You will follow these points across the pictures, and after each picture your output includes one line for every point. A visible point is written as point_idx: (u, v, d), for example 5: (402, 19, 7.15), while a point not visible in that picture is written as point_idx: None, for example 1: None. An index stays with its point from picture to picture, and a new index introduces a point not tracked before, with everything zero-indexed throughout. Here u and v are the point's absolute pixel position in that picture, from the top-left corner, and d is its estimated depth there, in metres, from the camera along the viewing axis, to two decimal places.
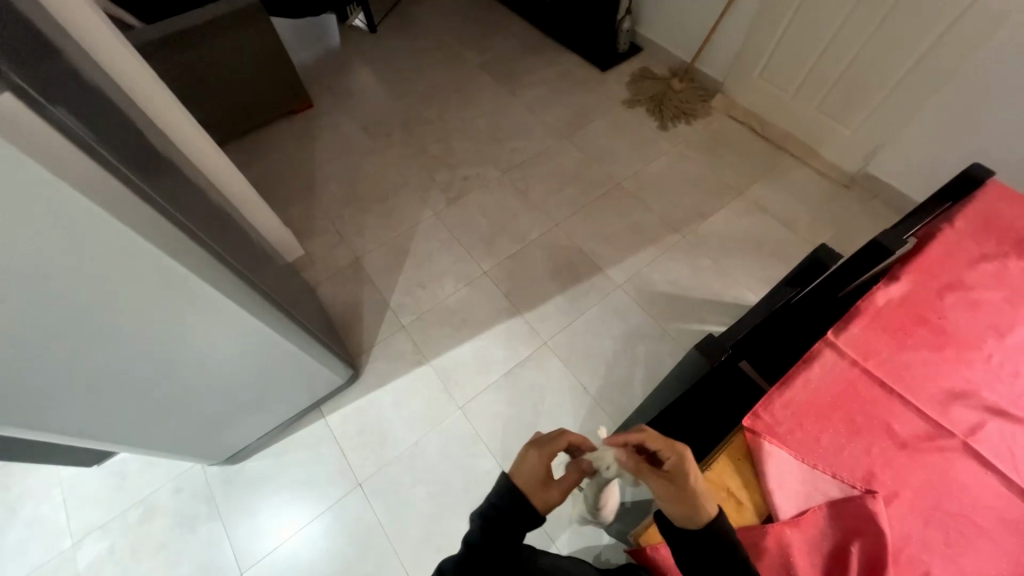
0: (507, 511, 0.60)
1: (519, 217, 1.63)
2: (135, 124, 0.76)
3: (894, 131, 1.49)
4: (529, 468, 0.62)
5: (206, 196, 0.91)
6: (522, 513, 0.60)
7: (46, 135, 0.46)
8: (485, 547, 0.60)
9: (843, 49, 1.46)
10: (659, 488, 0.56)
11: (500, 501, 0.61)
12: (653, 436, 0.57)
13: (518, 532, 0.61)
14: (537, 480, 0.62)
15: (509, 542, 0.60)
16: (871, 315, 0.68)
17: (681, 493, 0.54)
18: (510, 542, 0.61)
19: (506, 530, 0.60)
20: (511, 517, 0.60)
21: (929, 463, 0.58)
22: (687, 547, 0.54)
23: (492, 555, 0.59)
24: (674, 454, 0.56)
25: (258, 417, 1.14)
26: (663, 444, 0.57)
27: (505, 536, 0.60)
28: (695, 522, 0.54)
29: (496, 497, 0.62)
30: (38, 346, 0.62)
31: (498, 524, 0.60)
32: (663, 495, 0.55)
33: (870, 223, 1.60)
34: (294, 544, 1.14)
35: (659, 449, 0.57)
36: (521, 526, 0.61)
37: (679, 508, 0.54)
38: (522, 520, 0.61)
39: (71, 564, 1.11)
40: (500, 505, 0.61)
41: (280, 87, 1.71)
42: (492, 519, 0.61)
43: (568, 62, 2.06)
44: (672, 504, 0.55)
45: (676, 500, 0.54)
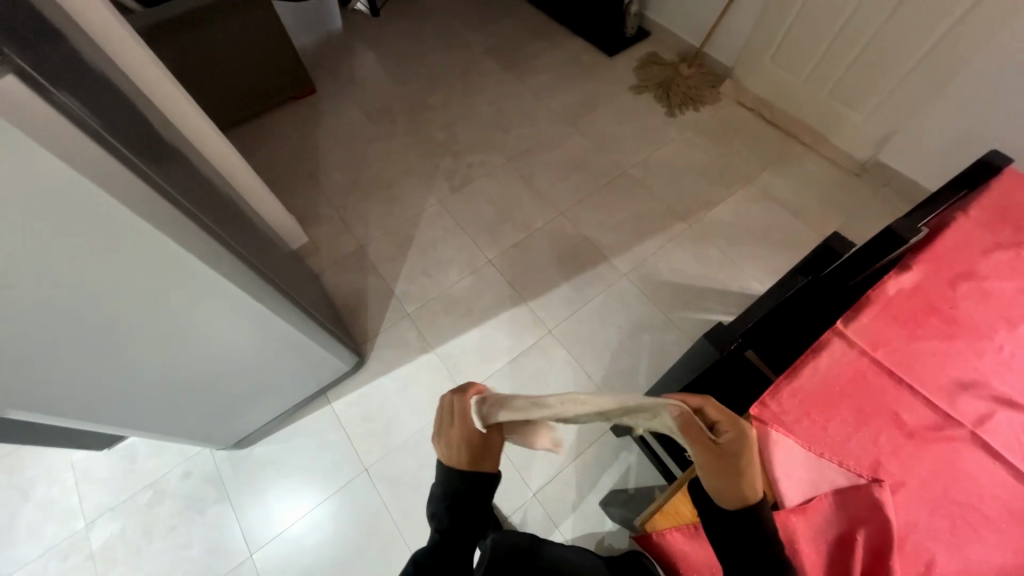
0: (465, 487, 0.61)
1: (523, 205, 1.62)
2: (136, 109, 0.75)
3: (906, 119, 1.47)
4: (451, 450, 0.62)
5: (210, 183, 0.91)
6: (480, 479, 0.62)
7: (50, 119, 0.46)
8: (456, 522, 0.61)
9: (857, 34, 1.42)
10: (709, 462, 0.51)
11: (456, 485, 0.61)
12: (712, 405, 0.53)
13: (484, 496, 0.63)
14: (463, 455, 0.61)
15: (479, 508, 0.63)
16: (880, 305, 0.67)
17: (729, 468, 0.51)
18: (478, 508, 0.62)
19: (471, 500, 0.62)
20: (471, 490, 0.61)
21: (936, 453, 0.58)
22: (723, 527, 0.54)
23: (464, 524, 0.62)
24: (732, 429, 0.52)
25: (266, 403, 1.15)
26: (724, 417, 0.53)
27: (472, 510, 0.62)
28: (738, 502, 0.53)
29: (447, 483, 0.62)
30: (42, 329, 0.62)
31: (461, 501, 0.61)
32: (713, 466, 0.52)
33: (879, 213, 1.58)
34: (302, 527, 1.15)
35: (718, 422, 0.53)
36: (480, 490, 0.62)
37: (725, 484, 0.52)
38: (482, 487, 0.62)
39: (85, 545, 1.13)
40: (457, 485, 0.61)
41: (282, 71, 1.68)
42: (453, 500, 0.61)
43: (574, 47, 2.02)
44: (713, 479, 0.52)
45: (722, 475, 0.51)
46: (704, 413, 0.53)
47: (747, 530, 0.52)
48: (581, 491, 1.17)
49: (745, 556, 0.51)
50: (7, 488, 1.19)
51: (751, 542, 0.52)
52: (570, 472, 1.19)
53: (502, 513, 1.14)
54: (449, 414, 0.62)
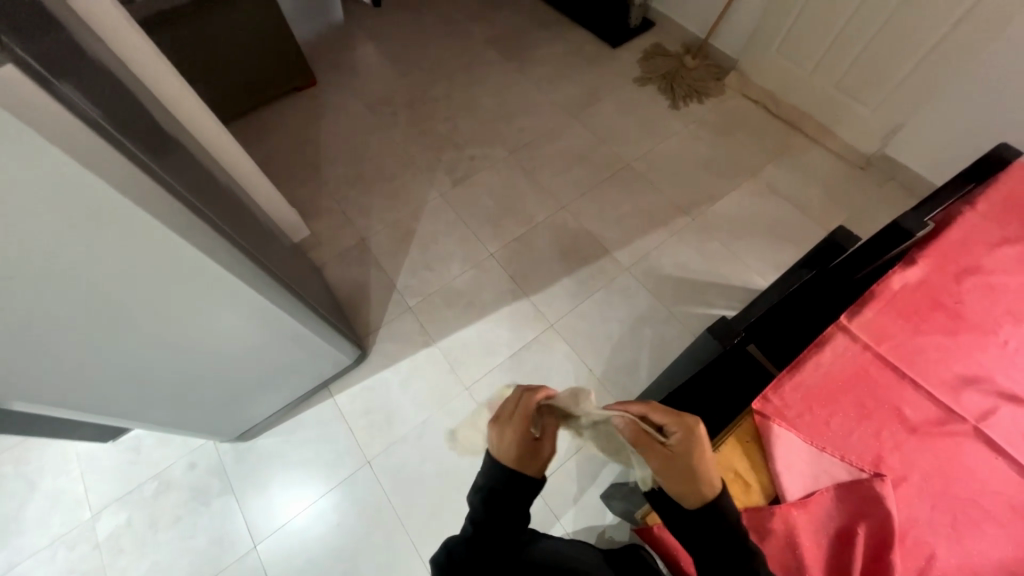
0: (507, 489, 0.63)
1: (525, 199, 1.61)
2: (137, 101, 0.74)
3: (913, 110, 1.44)
4: (507, 446, 0.62)
5: (212, 176, 0.91)
6: (520, 484, 0.63)
7: (52, 111, 0.45)
8: (490, 521, 0.63)
9: (864, 26, 1.41)
10: (659, 463, 0.55)
11: (498, 483, 0.63)
12: (655, 410, 0.57)
13: (520, 502, 0.64)
14: (518, 453, 0.62)
15: (513, 513, 0.64)
16: (885, 299, 0.66)
17: (681, 468, 0.54)
18: (513, 513, 0.64)
19: (508, 503, 0.63)
20: (511, 493, 0.63)
21: (939, 448, 0.58)
22: (688, 523, 0.55)
23: (497, 527, 0.63)
24: (678, 429, 0.55)
25: (269, 395, 1.16)
26: (670, 419, 0.56)
27: (509, 509, 0.63)
28: (697, 501, 0.54)
29: (491, 478, 0.64)
30: (47, 322, 0.62)
31: (500, 501, 0.63)
32: (664, 467, 0.55)
33: (884, 207, 1.57)
34: (305, 518, 1.17)
35: (665, 424, 0.56)
36: (519, 496, 0.64)
37: (681, 485, 0.54)
38: (521, 491, 0.63)
39: (92, 534, 1.15)
40: (500, 484, 0.63)
41: (283, 63, 1.67)
42: (494, 497, 0.63)
43: (577, 38, 2.00)
44: (672, 482, 0.55)
45: (677, 476, 0.54)
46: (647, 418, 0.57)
47: (711, 525, 0.53)
48: (581, 484, 1.17)
49: (716, 551, 0.52)
50: (14, 478, 1.20)
51: (720, 538, 0.53)
52: (571, 465, 1.19)
53: None
54: (512, 405, 0.64)
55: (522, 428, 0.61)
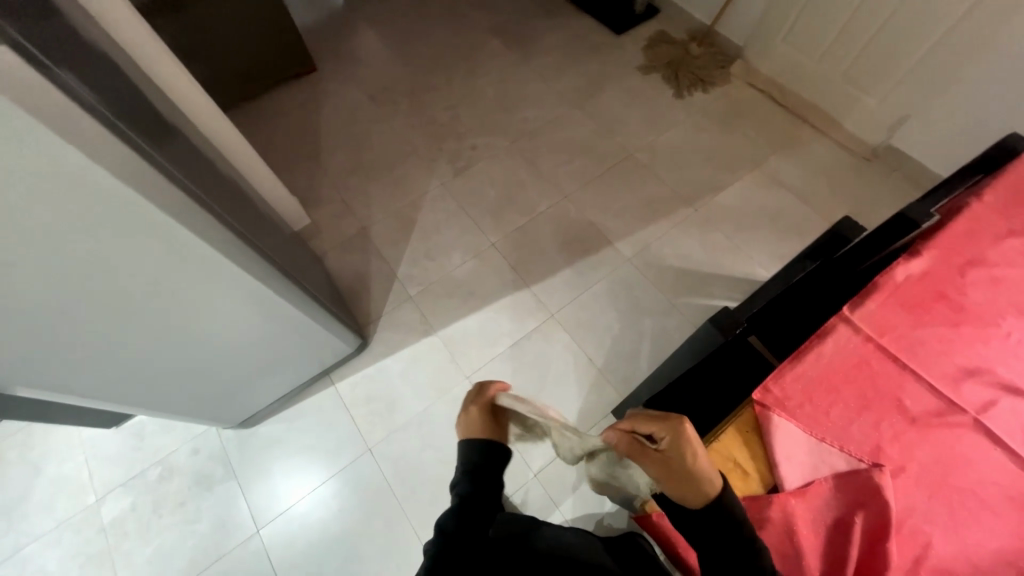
0: (488, 460, 0.65)
1: (527, 189, 1.60)
2: (136, 87, 0.73)
3: (922, 100, 1.42)
4: (472, 421, 0.67)
5: (212, 164, 0.90)
6: (499, 454, 0.66)
7: (50, 96, 0.45)
8: (478, 497, 0.63)
9: (873, 13, 1.38)
10: (657, 470, 0.54)
11: (479, 456, 0.65)
12: (641, 420, 0.55)
13: (496, 472, 0.65)
14: (487, 423, 0.67)
15: (492, 484, 0.65)
16: (889, 291, 0.66)
17: (678, 472, 0.52)
18: (492, 484, 0.64)
19: (492, 475, 0.65)
20: (493, 465, 0.65)
21: (938, 440, 0.58)
22: (693, 522, 0.55)
23: (485, 503, 0.63)
24: (667, 434, 0.53)
25: (270, 383, 1.16)
26: (657, 426, 0.54)
27: (488, 480, 0.64)
28: (704, 499, 0.53)
29: (472, 456, 0.65)
30: (49, 308, 0.62)
31: (484, 474, 0.64)
32: (662, 474, 0.53)
33: (889, 199, 1.56)
34: (306, 504, 1.18)
35: (653, 432, 0.54)
36: (500, 468, 0.66)
37: (684, 489, 0.53)
38: (495, 460, 0.65)
39: (97, 518, 1.16)
40: (482, 457, 0.64)
41: (282, 49, 1.65)
42: (478, 472, 0.64)
43: (581, 25, 1.97)
44: (678, 489, 0.54)
45: (676, 481, 0.53)
46: (635, 431, 0.55)
47: (718, 526, 0.52)
48: (581, 473, 1.18)
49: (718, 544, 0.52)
50: (19, 462, 1.21)
51: (723, 530, 0.52)
52: None
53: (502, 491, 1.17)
54: (473, 396, 0.70)
55: (482, 409, 0.67)
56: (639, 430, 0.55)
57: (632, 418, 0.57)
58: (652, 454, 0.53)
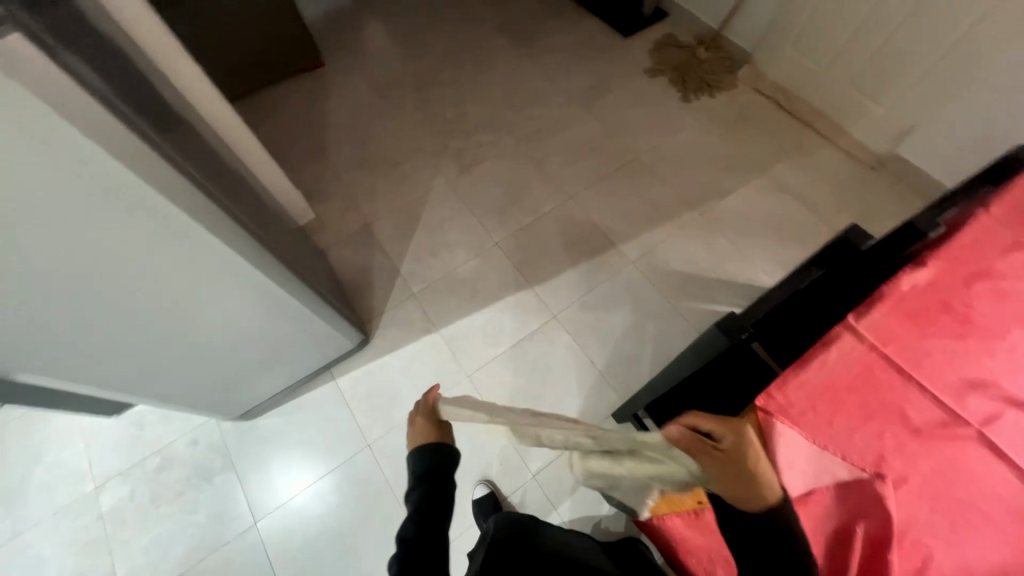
0: (441, 462, 0.63)
1: (532, 189, 1.60)
2: (144, 76, 0.73)
3: (930, 109, 1.42)
4: (417, 432, 0.66)
5: (217, 154, 0.90)
6: (448, 459, 0.64)
7: (58, 82, 0.45)
8: (434, 502, 0.61)
9: (883, 21, 1.37)
10: (715, 472, 0.48)
11: (430, 462, 0.63)
12: (702, 416, 0.50)
13: (447, 473, 0.64)
14: (434, 428, 0.67)
15: (445, 487, 0.63)
16: (894, 300, 0.66)
17: (740, 473, 0.49)
18: (444, 486, 0.63)
19: (443, 481, 0.63)
20: (446, 468, 0.64)
21: (941, 451, 0.58)
22: (744, 526, 0.51)
23: (442, 506, 0.62)
24: (732, 433, 0.49)
25: (270, 376, 1.16)
26: (719, 424, 0.50)
27: (438, 484, 0.62)
28: (759, 505, 0.50)
29: (423, 462, 0.63)
30: (53, 295, 0.62)
31: (438, 479, 0.63)
32: (723, 476, 0.48)
33: (895, 209, 1.55)
34: (303, 498, 1.18)
35: (714, 430, 0.50)
36: (452, 470, 0.65)
37: (740, 492, 0.49)
38: (444, 463, 0.64)
39: (95, 506, 1.16)
40: (433, 462, 0.63)
41: (290, 42, 1.65)
42: (431, 476, 0.62)
43: (590, 25, 1.97)
44: (737, 491, 0.49)
45: (737, 483, 0.49)
46: (697, 427, 0.50)
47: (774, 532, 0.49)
48: None
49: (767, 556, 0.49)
50: (18, 448, 1.22)
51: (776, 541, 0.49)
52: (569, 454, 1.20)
53: (500, 490, 1.17)
54: (416, 410, 0.70)
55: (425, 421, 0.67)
56: (698, 427, 0.50)
57: (688, 414, 0.51)
58: (717, 453, 0.48)
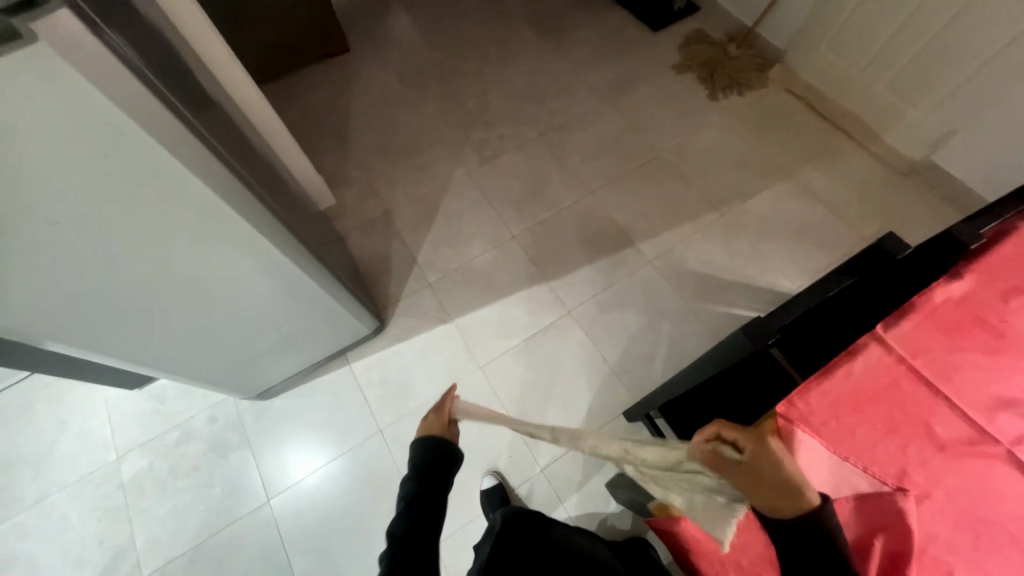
0: (439, 460, 0.63)
1: (552, 183, 1.58)
2: (179, 57, 0.74)
3: (970, 116, 1.36)
4: (426, 426, 0.66)
5: (245, 137, 0.91)
6: (447, 457, 0.64)
7: (101, 59, 0.46)
8: (426, 497, 0.61)
9: (925, 22, 1.32)
10: (741, 482, 0.48)
11: (428, 459, 0.62)
12: (727, 426, 0.49)
13: (443, 473, 0.63)
14: (439, 425, 0.66)
15: (440, 486, 0.63)
16: (925, 312, 0.64)
17: (771, 483, 0.47)
18: (439, 485, 0.63)
19: (439, 479, 0.63)
20: (443, 465, 0.63)
21: (966, 469, 0.57)
22: (784, 534, 0.49)
23: (434, 501, 0.62)
24: (753, 443, 0.48)
25: (287, 358, 1.18)
26: (740, 434, 0.48)
27: (433, 482, 0.62)
28: (795, 510, 0.48)
29: (421, 455, 0.63)
30: (87, 268, 0.64)
31: (433, 474, 0.62)
32: (752, 486, 0.48)
33: (925, 218, 1.50)
34: (314, 479, 1.20)
35: (737, 440, 0.48)
36: (450, 467, 0.64)
37: (775, 501, 0.48)
38: (443, 462, 0.63)
39: (117, 475, 1.20)
40: (431, 457, 0.63)
41: (317, 27, 1.66)
42: (427, 471, 0.62)
43: (618, 19, 1.93)
44: (768, 501, 0.48)
45: (768, 492, 0.47)
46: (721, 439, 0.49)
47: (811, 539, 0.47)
48: (588, 471, 1.18)
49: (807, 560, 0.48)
50: (46, 416, 1.26)
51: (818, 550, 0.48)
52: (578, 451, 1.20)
53: (508, 482, 1.18)
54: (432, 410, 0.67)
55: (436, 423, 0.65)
56: (723, 437, 0.49)
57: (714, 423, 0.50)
58: (740, 465, 0.47)
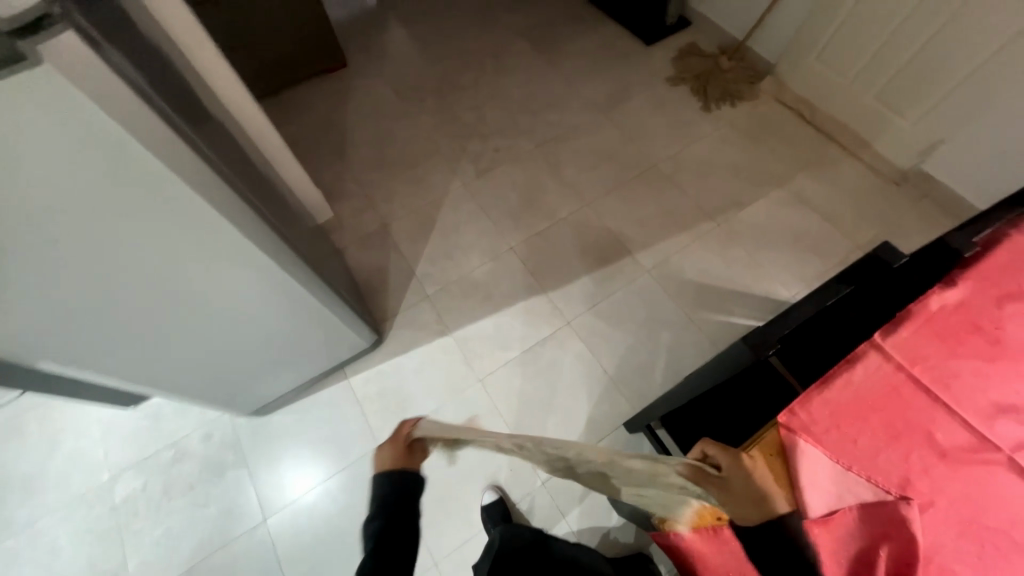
0: (403, 492, 0.58)
1: (549, 194, 1.60)
2: (180, 75, 0.75)
3: (957, 124, 1.39)
4: (382, 458, 0.61)
5: (244, 153, 0.91)
6: (412, 487, 0.59)
7: (104, 80, 0.46)
8: (393, 532, 0.56)
9: (911, 35, 1.36)
10: (719, 492, 0.57)
11: (392, 491, 0.58)
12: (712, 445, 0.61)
13: (409, 504, 0.59)
14: (401, 454, 0.61)
15: (407, 518, 0.58)
16: (922, 319, 0.65)
17: (742, 493, 0.56)
18: (406, 516, 0.58)
19: (406, 511, 0.58)
20: (409, 495, 0.59)
21: (969, 476, 0.57)
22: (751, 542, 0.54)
23: (403, 535, 0.57)
24: (729, 460, 0.58)
25: (284, 374, 1.17)
26: (721, 452, 0.60)
27: (399, 515, 0.57)
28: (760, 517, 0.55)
29: (382, 487, 0.58)
30: (86, 286, 0.64)
31: (398, 507, 0.58)
32: (727, 497, 0.57)
33: (918, 225, 1.52)
34: (311, 497, 1.18)
35: (717, 458, 0.59)
36: (415, 497, 0.59)
37: (745, 508, 0.55)
38: (408, 492, 0.59)
39: (110, 496, 1.18)
40: (394, 489, 0.58)
41: (315, 44, 1.68)
42: (390, 505, 0.57)
43: (611, 33, 1.97)
44: (738, 509, 0.55)
45: (739, 501, 0.56)
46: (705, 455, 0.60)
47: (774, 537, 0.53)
48: None
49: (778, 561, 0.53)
50: (39, 436, 1.24)
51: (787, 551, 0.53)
52: None
53: (509, 496, 1.16)
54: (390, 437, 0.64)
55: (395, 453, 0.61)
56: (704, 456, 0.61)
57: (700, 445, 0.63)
58: (716, 475, 0.58)
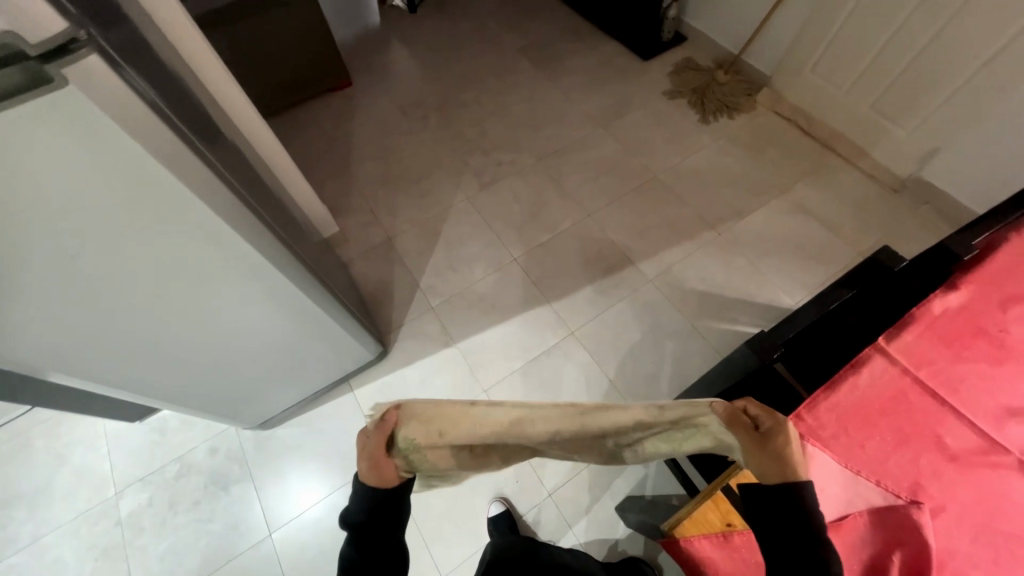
0: (379, 510, 0.52)
1: (551, 206, 1.62)
2: (193, 94, 0.78)
3: (954, 132, 1.41)
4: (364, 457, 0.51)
5: (253, 169, 0.93)
6: (391, 504, 0.52)
7: (126, 100, 0.48)
8: (371, 555, 0.51)
9: (904, 46, 1.39)
10: (756, 450, 0.49)
11: (365, 512, 0.51)
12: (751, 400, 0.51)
13: (392, 524, 0.53)
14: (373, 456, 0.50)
15: (388, 538, 0.53)
16: (926, 324, 0.65)
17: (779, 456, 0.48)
18: (387, 537, 0.53)
19: (384, 531, 0.52)
20: (387, 513, 0.52)
21: (980, 480, 0.57)
22: (777, 517, 0.47)
23: (382, 555, 0.52)
24: (771, 419, 0.49)
25: (290, 386, 1.18)
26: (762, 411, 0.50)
27: (378, 536, 0.52)
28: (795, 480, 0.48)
29: (359, 505, 0.52)
30: (101, 299, 0.65)
31: (375, 527, 0.52)
32: (763, 459, 0.48)
33: (919, 233, 1.53)
34: (316, 512, 1.18)
35: (757, 416, 0.50)
36: (398, 512, 0.53)
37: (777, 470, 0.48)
38: (389, 512, 0.52)
39: (115, 511, 1.18)
40: (368, 508, 0.51)
41: (320, 63, 1.72)
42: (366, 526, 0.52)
43: (609, 49, 2.01)
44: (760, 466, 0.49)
45: (770, 464, 0.48)
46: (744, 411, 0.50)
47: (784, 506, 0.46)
48: (595, 493, 1.16)
49: (793, 560, 0.45)
50: (44, 451, 1.24)
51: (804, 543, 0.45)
52: (584, 475, 1.18)
53: (515, 509, 1.16)
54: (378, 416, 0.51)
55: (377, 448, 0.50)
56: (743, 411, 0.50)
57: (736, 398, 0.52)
58: (753, 431, 0.49)
